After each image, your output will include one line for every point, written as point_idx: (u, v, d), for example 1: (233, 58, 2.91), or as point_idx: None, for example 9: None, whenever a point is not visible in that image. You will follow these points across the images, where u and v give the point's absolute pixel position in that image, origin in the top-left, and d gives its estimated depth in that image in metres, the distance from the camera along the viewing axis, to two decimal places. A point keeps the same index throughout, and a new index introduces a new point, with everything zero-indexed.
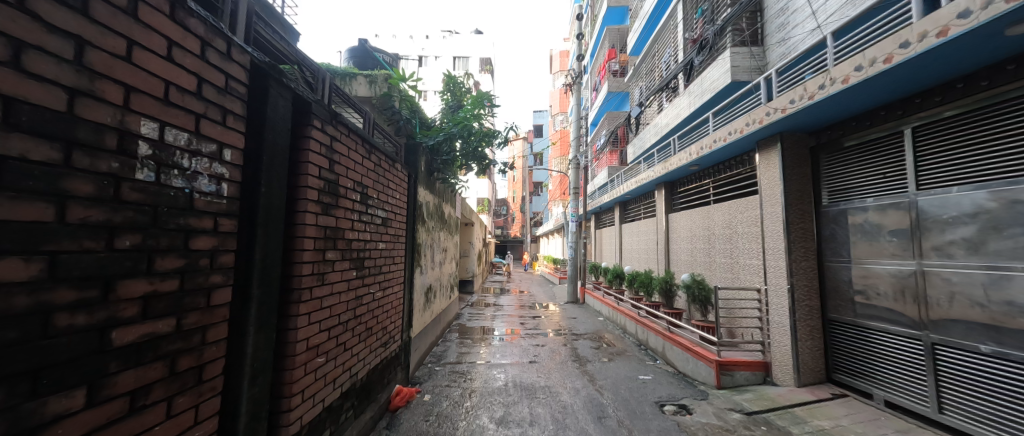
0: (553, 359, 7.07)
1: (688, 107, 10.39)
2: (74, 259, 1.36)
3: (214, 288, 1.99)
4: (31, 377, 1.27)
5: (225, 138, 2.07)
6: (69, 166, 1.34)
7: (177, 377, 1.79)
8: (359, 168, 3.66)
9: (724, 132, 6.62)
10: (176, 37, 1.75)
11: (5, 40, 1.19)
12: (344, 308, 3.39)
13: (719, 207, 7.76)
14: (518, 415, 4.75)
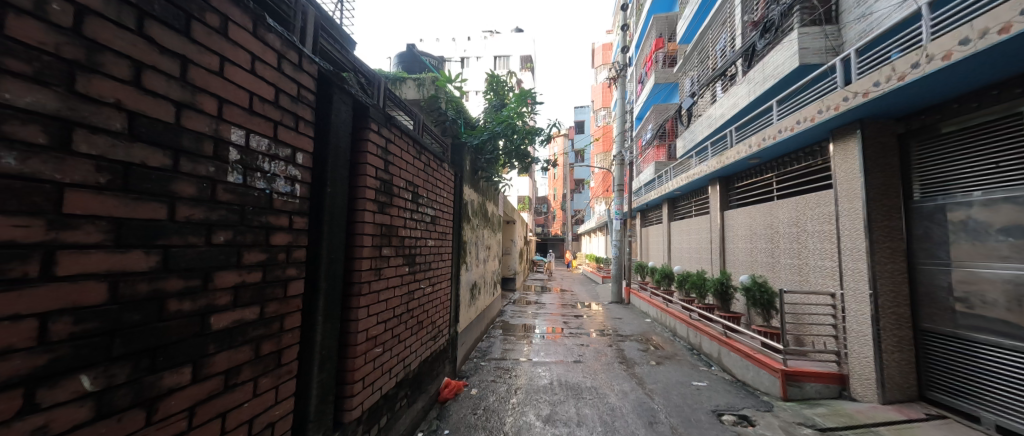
0: (598, 360, 6.93)
1: (747, 96, 9.70)
2: (181, 252, 1.54)
3: (290, 280, 2.18)
4: (150, 355, 1.44)
5: (297, 142, 2.24)
6: (177, 170, 1.52)
7: (261, 359, 1.99)
8: (410, 168, 3.81)
9: (792, 120, 6.10)
10: (258, 52, 1.93)
11: (127, 62, 1.35)
12: (398, 301, 3.55)
13: (784, 204, 7.16)
14: (565, 414, 4.71)
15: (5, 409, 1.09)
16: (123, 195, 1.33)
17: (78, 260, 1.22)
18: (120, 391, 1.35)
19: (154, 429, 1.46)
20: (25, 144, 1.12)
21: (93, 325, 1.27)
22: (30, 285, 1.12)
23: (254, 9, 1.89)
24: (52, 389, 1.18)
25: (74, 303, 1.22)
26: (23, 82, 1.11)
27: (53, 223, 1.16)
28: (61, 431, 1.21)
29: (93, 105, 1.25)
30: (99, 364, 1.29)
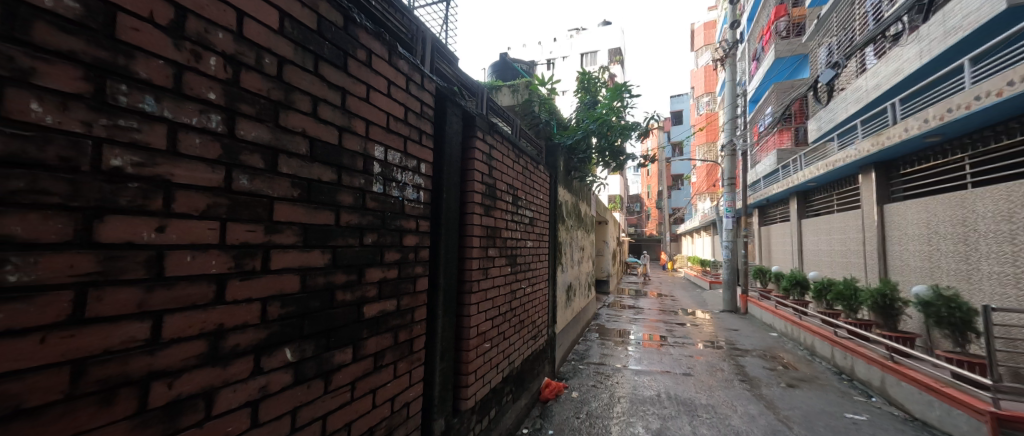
0: (713, 374, 6.27)
1: (917, 58, 7.85)
2: (344, 251, 1.84)
3: (418, 276, 2.45)
4: (326, 335, 1.73)
5: (422, 154, 2.51)
6: (340, 183, 1.81)
7: (399, 345, 2.27)
8: (511, 171, 3.95)
9: (1001, 82, 4.80)
10: (392, 77, 2.21)
11: (309, 98, 1.64)
12: (502, 300, 3.72)
13: (986, 195, 5.59)
14: (678, 431, 4.39)
15: (243, 370, 1.33)
16: (307, 205, 1.61)
17: (282, 256, 1.49)
18: (308, 363, 1.63)
19: (330, 396, 1.76)
20: (251, 168, 1.36)
21: (291, 309, 1.54)
22: (256, 275, 1.37)
23: (388, 41, 2.17)
24: (270, 356, 1.44)
25: (280, 290, 1.48)
26: (249, 121, 1.36)
27: (267, 227, 1.42)
28: (275, 391, 1.47)
29: (289, 135, 1.53)
30: (295, 340, 1.56)
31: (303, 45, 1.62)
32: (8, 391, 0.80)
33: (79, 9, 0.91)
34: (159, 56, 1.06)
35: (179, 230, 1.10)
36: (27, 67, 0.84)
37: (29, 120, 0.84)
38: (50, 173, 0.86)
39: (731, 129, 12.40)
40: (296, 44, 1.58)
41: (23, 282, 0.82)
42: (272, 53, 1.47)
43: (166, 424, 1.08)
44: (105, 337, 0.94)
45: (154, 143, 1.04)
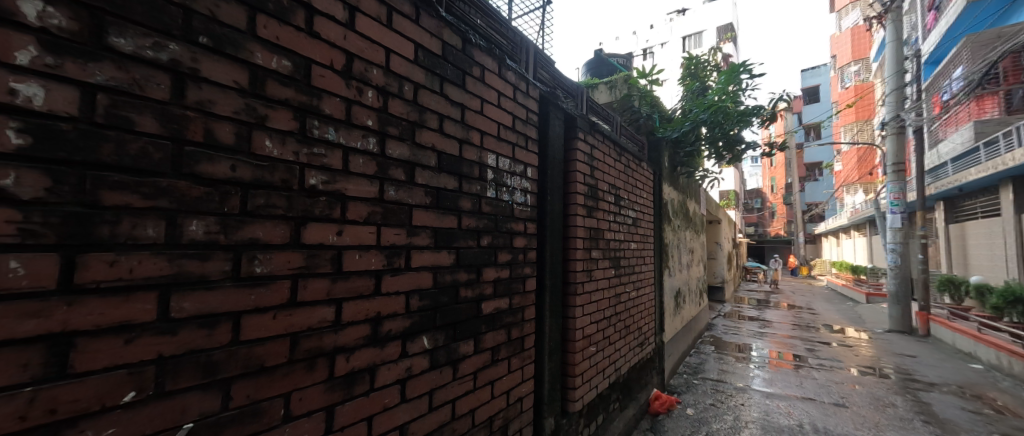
0: (878, 409, 5.12)
1: None
2: (468, 252, 1.98)
3: (527, 277, 2.50)
4: (453, 328, 1.88)
5: (529, 160, 2.54)
6: (461, 190, 1.93)
7: (513, 342, 2.36)
8: (613, 170, 3.80)
9: None
10: (501, 89, 2.29)
11: (437, 116, 1.80)
12: (607, 304, 3.61)
13: None
14: None
15: (394, 352, 1.55)
16: (436, 210, 1.77)
17: (419, 255, 1.68)
18: (439, 351, 1.79)
19: (458, 382, 1.90)
20: (396, 181, 1.57)
21: (426, 302, 1.71)
22: (401, 271, 1.58)
23: (498, 54, 2.27)
24: (412, 342, 1.64)
25: (418, 285, 1.67)
26: (395, 140, 1.57)
27: (408, 230, 1.62)
28: (416, 373, 1.65)
29: (422, 150, 1.70)
30: (429, 330, 1.73)
31: (432, 70, 1.80)
32: (256, 353, 1.07)
33: (290, 67, 1.19)
34: (336, 95, 1.33)
35: (351, 234, 1.36)
36: (262, 115, 1.10)
37: (265, 155, 1.11)
38: (277, 191, 1.13)
39: (896, 102, 9.86)
40: (427, 69, 1.76)
41: (265, 274, 1.09)
42: (409, 80, 1.67)
43: (345, 390, 1.34)
44: (309, 317, 1.21)
45: (333, 164, 1.30)
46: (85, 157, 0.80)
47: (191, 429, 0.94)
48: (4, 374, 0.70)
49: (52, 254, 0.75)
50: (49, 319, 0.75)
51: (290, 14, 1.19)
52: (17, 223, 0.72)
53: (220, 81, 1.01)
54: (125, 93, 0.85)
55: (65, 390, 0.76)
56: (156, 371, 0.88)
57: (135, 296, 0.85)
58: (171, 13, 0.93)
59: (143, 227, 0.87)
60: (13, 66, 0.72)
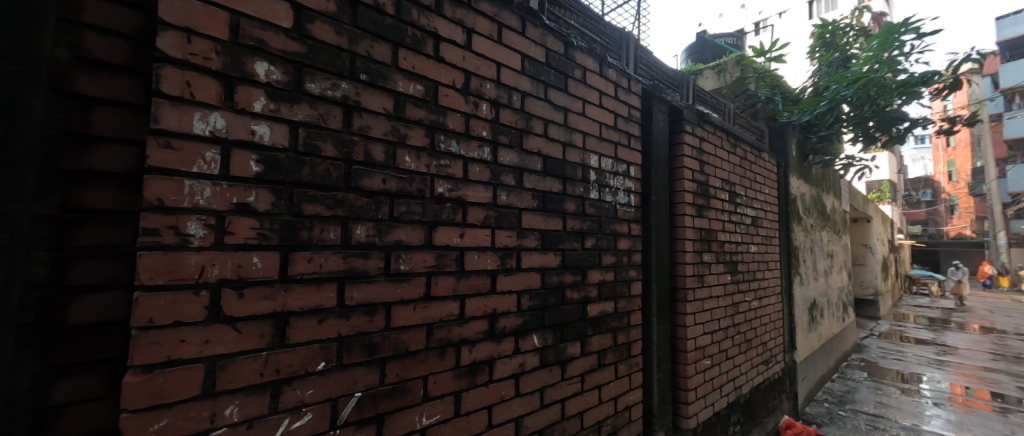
0: None
1: None
2: (573, 254, 1.95)
3: (632, 281, 2.35)
4: (560, 328, 1.87)
5: (631, 158, 2.39)
6: (565, 192, 1.91)
7: (620, 347, 2.27)
8: (727, 164, 3.43)
9: None
10: (603, 88, 2.18)
11: (542, 121, 1.81)
12: (723, 313, 3.26)
13: None
14: None
15: (508, 348, 1.61)
16: (543, 213, 1.78)
17: (528, 256, 1.72)
18: (548, 351, 1.80)
19: (566, 383, 1.89)
20: (507, 186, 1.63)
21: (536, 302, 1.74)
22: (513, 271, 1.64)
23: (599, 53, 2.16)
24: (524, 340, 1.68)
25: (528, 285, 1.70)
26: (506, 148, 1.64)
27: (518, 232, 1.67)
28: (529, 369, 1.70)
29: (529, 155, 1.73)
30: (539, 329, 1.76)
31: (537, 78, 1.81)
32: (400, 339, 1.24)
33: (423, 90, 1.35)
34: (457, 111, 1.46)
35: (471, 236, 1.48)
36: (403, 134, 1.28)
37: (406, 168, 1.29)
38: (414, 199, 1.30)
39: None
40: (532, 77, 1.78)
41: (408, 270, 1.27)
42: (516, 90, 1.71)
43: (469, 378, 1.45)
44: (440, 310, 1.36)
45: (456, 173, 1.43)
46: (294, 178, 1.03)
47: (360, 396, 1.14)
48: (250, 341, 0.95)
49: (275, 253, 0.99)
50: (275, 301, 0.99)
51: (422, 44, 1.36)
52: (257, 229, 0.96)
53: (375, 109, 1.22)
54: (314, 126, 1.08)
55: (285, 356, 1.00)
56: (337, 347, 1.10)
57: (323, 285, 1.07)
58: (342, 58, 1.15)
59: (326, 231, 1.09)
60: (253, 113, 0.98)
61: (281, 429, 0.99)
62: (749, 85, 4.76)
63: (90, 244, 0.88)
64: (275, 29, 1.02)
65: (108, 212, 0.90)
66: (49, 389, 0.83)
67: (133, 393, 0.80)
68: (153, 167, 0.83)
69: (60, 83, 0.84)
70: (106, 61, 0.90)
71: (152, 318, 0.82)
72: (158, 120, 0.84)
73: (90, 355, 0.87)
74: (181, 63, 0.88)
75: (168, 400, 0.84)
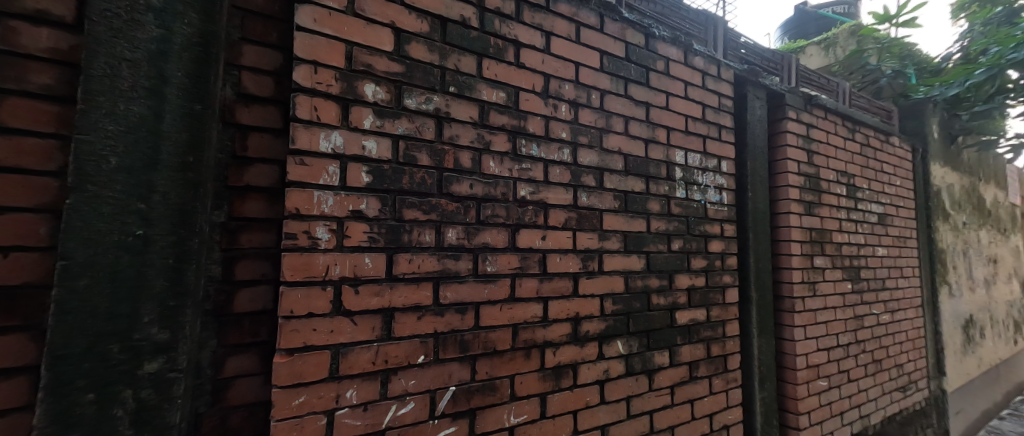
0: None
1: None
2: (658, 257, 1.80)
3: (728, 287, 2.07)
4: (647, 335, 1.72)
5: (723, 152, 2.13)
6: (648, 192, 1.80)
7: (713, 360, 1.95)
8: (843, 153, 2.99)
9: None
10: (689, 78, 2.01)
11: (622, 119, 1.74)
12: (841, 327, 2.82)
13: None
14: None
15: (592, 353, 1.55)
16: (625, 213, 1.70)
17: (611, 259, 1.64)
18: (635, 359, 1.68)
19: (654, 394, 1.73)
20: (587, 187, 1.59)
21: (621, 306, 1.65)
22: (595, 275, 1.58)
23: (684, 41, 2.00)
24: (609, 345, 1.60)
25: (611, 289, 1.63)
26: (585, 149, 1.60)
27: (600, 234, 1.62)
28: (614, 377, 1.60)
29: (609, 155, 1.67)
30: (624, 335, 1.65)
31: (617, 74, 1.74)
32: (487, 337, 1.29)
33: (505, 97, 1.40)
34: (537, 115, 1.47)
35: (553, 239, 1.47)
36: (488, 141, 1.34)
37: (491, 173, 1.34)
38: (499, 203, 1.34)
39: None
40: (612, 74, 1.72)
41: (494, 272, 1.32)
42: (596, 89, 1.67)
43: (554, 381, 1.44)
44: (524, 311, 1.38)
45: (537, 176, 1.45)
46: (397, 185, 1.14)
47: (455, 390, 1.21)
48: (365, 332, 1.07)
49: (382, 254, 1.10)
50: (383, 298, 1.10)
51: (503, 52, 1.41)
52: (368, 233, 1.08)
53: (463, 119, 1.29)
54: (412, 138, 1.18)
55: (392, 347, 1.11)
56: (435, 343, 1.18)
57: (421, 284, 1.17)
58: (434, 74, 1.24)
59: (422, 234, 1.18)
60: (363, 129, 1.10)
61: (390, 414, 1.10)
62: (869, 58, 4.03)
63: (248, 247, 1.06)
64: (381, 54, 1.15)
65: (261, 220, 1.07)
66: (222, 365, 1.01)
67: (279, 371, 0.95)
68: (292, 181, 0.99)
69: (228, 116, 1.04)
70: (258, 95, 1.08)
71: (292, 309, 0.97)
72: (295, 141, 1.00)
73: (248, 339, 1.05)
74: (310, 92, 1.03)
75: (304, 380, 0.98)
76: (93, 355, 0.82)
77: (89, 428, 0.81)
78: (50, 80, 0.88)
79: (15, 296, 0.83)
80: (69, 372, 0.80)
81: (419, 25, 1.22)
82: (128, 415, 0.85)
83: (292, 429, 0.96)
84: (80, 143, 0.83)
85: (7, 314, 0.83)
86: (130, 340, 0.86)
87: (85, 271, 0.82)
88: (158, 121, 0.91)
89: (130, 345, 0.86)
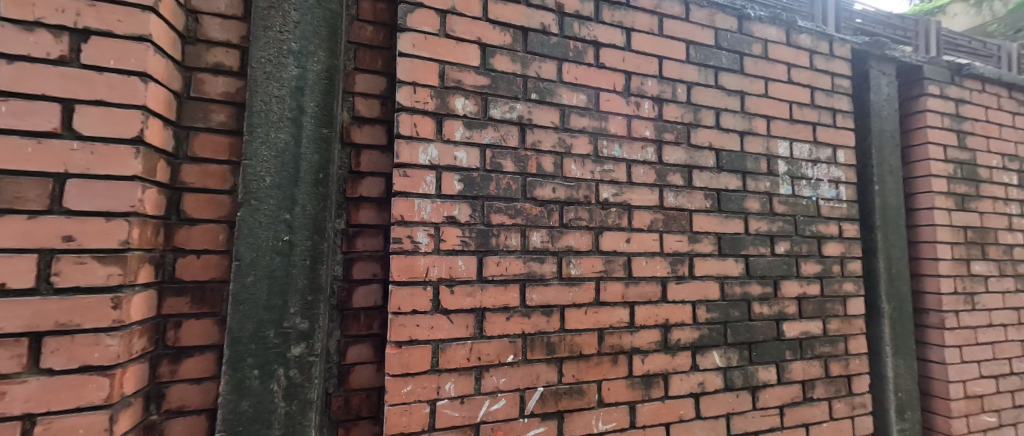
0: None
1: None
2: (758, 261, 1.64)
3: (849, 297, 1.80)
4: (748, 347, 1.57)
5: (839, 139, 1.87)
6: (746, 189, 1.65)
7: (832, 380, 1.70)
8: (1009, 133, 2.42)
9: None
10: (793, 59, 1.80)
11: (713, 112, 1.62)
12: (1014, 350, 2.27)
13: None
14: None
15: (685, 363, 1.45)
16: (719, 214, 1.58)
17: (704, 263, 1.53)
18: (735, 373, 1.53)
19: (760, 415, 1.56)
20: (674, 186, 1.51)
21: (716, 315, 1.53)
22: (686, 280, 1.49)
23: (786, 19, 1.80)
24: (704, 356, 1.49)
25: (705, 295, 1.52)
26: (671, 146, 1.52)
27: (690, 236, 1.52)
28: (710, 391, 1.48)
29: (698, 151, 1.57)
30: (720, 346, 1.52)
31: (706, 63, 1.62)
32: (573, 341, 1.29)
33: (585, 99, 1.39)
34: (619, 115, 1.44)
35: (638, 241, 1.42)
36: (569, 144, 1.35)
37: (573, 177, 1.34)
38: (581, 206, 1.34)
39: None
40: (701, 64, 1.61)
41: (578, 275, 1.32)
42: (683, 82, 1.57)
43: (644, 390, 1.38)
44: (610, 316, 1.35)
45: (620, 178, 1.42)
46: (486, 192, 1.20)
47: (543, 391, 1.24)
48: (460, 330, 1.14)
49: (473, 257, 1.17)
50: (475, 298, 1.16)
51: (583, 54, 1.40)
52: (460, 237, 1.16)
53: (546, 124, 1.32)
54: (498, 146, 1.24)
55: (484, 345, 1.17)
56: (523, 343, 1.22)
57: (509, 285, 1.21)
58: (517, 83, 1.29)
59: (509, 238, 1.22)
60: (455, 140, 1.18)
61: (484, 409, 1.16)
62: None
63: (363, 251, 1.19)
64: (468, 69, 1.22)
65: (372, 226, 1.20)
66: (345, 352, 1.15)
67: (391, 361, 1.07)
68: (397, 191, 1.10)
69: (345, 137, 1.19)
70: (368, 116, 1.22)
71: (399, 306, 1.08)
72: (399, 156, 1.11)
73: (364, 331, 1.17)
74: (410, 110, 1.14)
75: (411, 371, 1.08)
76: (257, 338, 1.03)
77: (256, 397, 1.02)
78: (224, 118, 1.12)
79: (204, 288, 1.08)
80: (242, 351, 1.02)
81: (502, 38, 1.28)
82: (281, 389, 1.03)
83: (402, 414, 1.07)
84: (247, 169, 1.05)
85: (200, 303, 1.07)
86: (281, 327, 1.05)
87: (251, 270, 1.04)
88: (297, 146, 1.09)
89: (281, 332, 1.05)
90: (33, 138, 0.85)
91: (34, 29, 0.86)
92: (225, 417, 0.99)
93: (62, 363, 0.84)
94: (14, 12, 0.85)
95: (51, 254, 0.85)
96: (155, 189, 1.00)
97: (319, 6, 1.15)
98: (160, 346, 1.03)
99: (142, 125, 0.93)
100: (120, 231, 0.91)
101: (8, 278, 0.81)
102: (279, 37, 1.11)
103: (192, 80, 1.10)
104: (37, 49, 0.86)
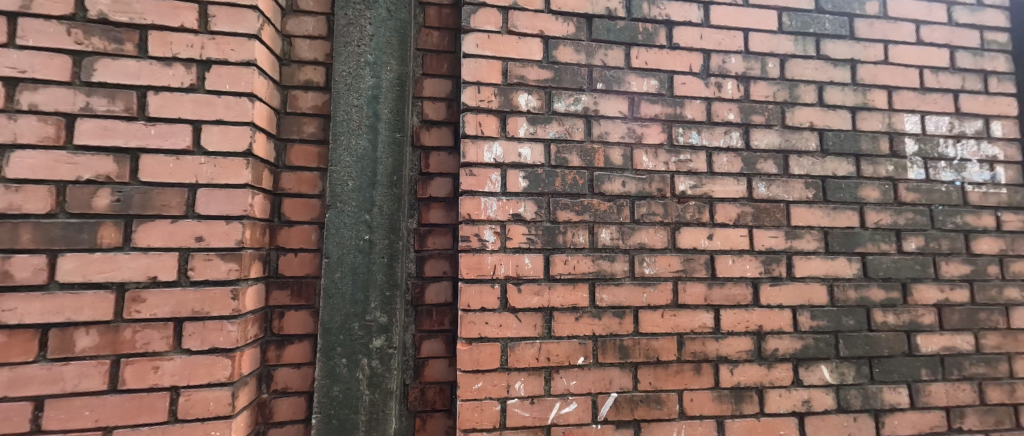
0: None
1: None
2: (880, 260, 1.38)
3: (1012, 306, 1.44)
4: (868, 362, 1.33)
5: (991, 108, 1.51)
6: (860, 175, 1.40)
7: (990, 409, 1.37)
8: None
9: None
10: (922, 15, 1.50)
11: (814, 86, 1.40)
12: None
13: None
14: None
15: (784, 377, 1.27)
16: (825, 205, 1.37)
17: (807, 263, 1.33)
18: (851, 392, 1.31)
19: None
20: (766, 175, 1.34)
21: (824, 322, 1.32)
22: (784, 282, 1.31)
23: None
24: (809, 371, 1.29)
25: (808, 300, 1.32)
26: (762, 129, 1.35)
27: (787, 231, 1.33)
28: (818, 410, 1.28)
29: (796, 133, 1.37)
30: (830, 359, 1.31)
31: (804, 31, 1.41)
32: (650, 346, 1.20)
33: (657, 84, 1.29)
34: (696, 98, 1.32)
35: (722, 238, 1.28)
36: (640, 134, 1.26)
37: (645, 169, 1.26)
38: (655, 200, 1.25)
39: None
40: (797, 34, 1.40)
41: (653, 275, 1.22)
42: (774, 56, 1.39)
43: (734, 404, 1.23)
44: (691, 320, 1.23)
45: (700, 168, 1.29)
46: (552, 188, 1.17)
47: (617, 397, 1.17)
48: (528, 329, 1.13)
49: (540, 255, 1.15)
50: (543, 297, 1.14)
51: (654, 36, 1.31)
52: (526, 235, 1.14)
53: (614, 114, 1.25)
54: (563, 140, 1.20)
55: (553, 346, 1.14)
56: (594, 345, 1.16)
57: (577, 285, 1.17)
58: (582, 74, 1.24)
59: (576, 235, 1.18)
60: (519, 137, 1.17)
61: (555, 411, 1.13)
62: None
63: (434, 249, 1.23)
64: (531, 64, 1.21)
65: (442, 225, 1.24)
66: (420, 346, 1.20)
67: (462, 358, 1.09)
68: (464, 191, 1.13)
69: (416, 141, 1.25)
70: (437, 119, 1.27)
71: (469, 303, 1.10)
72: (466, 156, 1.14)
73: (437, 326, 1.21)
74: (475, 110, 1.16)
75: (482, 367, 1.09)
76: (344, 329, 1.12)
77: (345, 384, 1.10)
78: (314, 129, 1.24)
79: (301, 282, 1.20)
80: (332, 341, 1.11)
81: (565, 28, 1.24)
82: (365, 378, 1.11)
83: (474, 410, 1.08)
84: (333, 174, 1.15)
85: (298, 296, 1.19)
86: (364, 320, 1.12)
87: (338, 266, 1.13)
88: (374, 151, 1.17)
89: (364, 324, 1.13)
90: (174, 156, 1.02)
91: (171, 63, 1.03)
92: (320, 400, 1.09)
93: (197, 345, 1.00)
94: (158, 51, 1.03)
95: (187, 253, 1.01)
96: (262, 195, 1.13)
97: (390, 17, 1.22)
98: (268, 333, 1.17)
99: (250, 140, 1.06)
100: (235, 232, 1.04)
101: (158, 272, 0.98)
102: (357, 50, 1.20)
103: (288, 97, 1.23)
104: (174, 80, 1.03)
